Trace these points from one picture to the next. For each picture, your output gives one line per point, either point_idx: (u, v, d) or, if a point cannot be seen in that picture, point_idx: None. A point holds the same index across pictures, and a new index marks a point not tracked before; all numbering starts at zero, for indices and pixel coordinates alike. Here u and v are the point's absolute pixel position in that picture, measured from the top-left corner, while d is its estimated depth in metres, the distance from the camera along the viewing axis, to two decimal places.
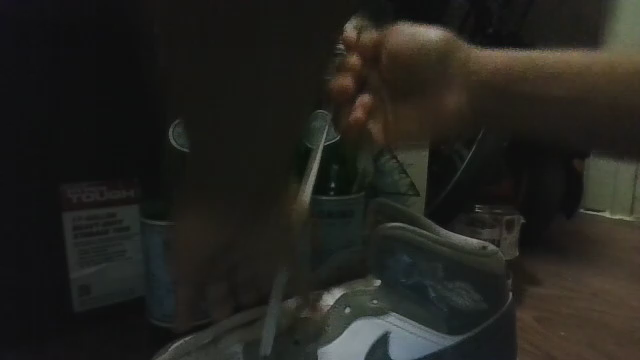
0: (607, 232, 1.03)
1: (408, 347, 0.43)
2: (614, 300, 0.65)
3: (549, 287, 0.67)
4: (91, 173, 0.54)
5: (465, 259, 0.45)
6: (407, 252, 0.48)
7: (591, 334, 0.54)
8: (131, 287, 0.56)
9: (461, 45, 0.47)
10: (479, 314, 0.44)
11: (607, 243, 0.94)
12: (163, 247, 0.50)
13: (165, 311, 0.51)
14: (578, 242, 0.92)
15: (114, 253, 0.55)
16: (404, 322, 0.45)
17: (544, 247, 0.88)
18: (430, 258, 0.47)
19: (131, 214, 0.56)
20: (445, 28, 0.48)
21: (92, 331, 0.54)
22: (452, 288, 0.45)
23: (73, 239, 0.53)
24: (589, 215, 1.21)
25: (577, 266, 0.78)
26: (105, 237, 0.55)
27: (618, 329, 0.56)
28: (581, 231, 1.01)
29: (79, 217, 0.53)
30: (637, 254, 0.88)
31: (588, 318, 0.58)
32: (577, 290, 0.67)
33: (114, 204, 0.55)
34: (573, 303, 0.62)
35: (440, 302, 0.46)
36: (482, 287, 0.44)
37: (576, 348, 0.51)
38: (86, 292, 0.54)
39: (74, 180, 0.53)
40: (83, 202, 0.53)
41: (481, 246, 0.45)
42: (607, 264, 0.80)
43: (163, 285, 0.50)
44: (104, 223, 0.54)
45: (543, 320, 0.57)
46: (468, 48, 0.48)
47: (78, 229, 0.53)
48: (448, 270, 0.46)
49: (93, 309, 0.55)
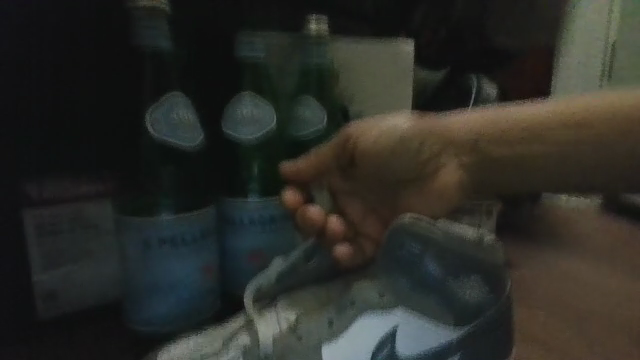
0: (566, 219, 1.09)
1: (416, 340, 0.41)
2: (581, 286, 0.69)
3: (522, 272, 0.72)
4: (57, 166, 0.49)
5: (476, 253, 0.41)
6: (419, 249, 0.41)
7: (567, 317, 0.58)
8: (104, 291, 0.52)
9: (434, 138, 0.46)
10: (482, 307, 0.41)
11: (563, 229, 1.00)
12: (145, 247, 0.46)
13: (147, 315, 0.47)
14: (538, 227, 0.98)
15: (84, 255, 0.50)
16: (414, 319, 0.41)
17: (515, 232, 0.92)
18: (439, 254, 0.41)
19: (103, 211, 0.51)
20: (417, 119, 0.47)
21: (57, 347, 0.48)
22: (464, 284, 0.41)
23: (36, 239, 0.47)
24: (549, 199, 1.28)
25: (544, 254, 0.81)
26: (73, 236, 0.49)
27: (585, 320, 0.58)
28: (544, 216, 1.07)
29: (40, 213, 0.47)
30: (601, 243, 0.92)
31: (557, 308, 0.61)
32: (545, 276, 0.72)
33: (83, 200, 0.50)
34: (543, 293, 0.65)
35: (452, 300, 0.41)
36: (489, 279, 0.41)
37: (550, 338, 0.53)
38: (52, 299, 0.48)
39: (38, 175, 0.48)
40: (45, 196, 0.48)
41: (478, 236, 0.41)
42: (569, 251, 0.86)
43: (143, 288, 0.47)
44: (70, 221, 0.49)
45: (523, 305, 0.61)
46: (445, 138, 0.46)
47: (41, 227, 0.47)
48: (460, 265, 0.40)
49: (59, 316, 0.49)
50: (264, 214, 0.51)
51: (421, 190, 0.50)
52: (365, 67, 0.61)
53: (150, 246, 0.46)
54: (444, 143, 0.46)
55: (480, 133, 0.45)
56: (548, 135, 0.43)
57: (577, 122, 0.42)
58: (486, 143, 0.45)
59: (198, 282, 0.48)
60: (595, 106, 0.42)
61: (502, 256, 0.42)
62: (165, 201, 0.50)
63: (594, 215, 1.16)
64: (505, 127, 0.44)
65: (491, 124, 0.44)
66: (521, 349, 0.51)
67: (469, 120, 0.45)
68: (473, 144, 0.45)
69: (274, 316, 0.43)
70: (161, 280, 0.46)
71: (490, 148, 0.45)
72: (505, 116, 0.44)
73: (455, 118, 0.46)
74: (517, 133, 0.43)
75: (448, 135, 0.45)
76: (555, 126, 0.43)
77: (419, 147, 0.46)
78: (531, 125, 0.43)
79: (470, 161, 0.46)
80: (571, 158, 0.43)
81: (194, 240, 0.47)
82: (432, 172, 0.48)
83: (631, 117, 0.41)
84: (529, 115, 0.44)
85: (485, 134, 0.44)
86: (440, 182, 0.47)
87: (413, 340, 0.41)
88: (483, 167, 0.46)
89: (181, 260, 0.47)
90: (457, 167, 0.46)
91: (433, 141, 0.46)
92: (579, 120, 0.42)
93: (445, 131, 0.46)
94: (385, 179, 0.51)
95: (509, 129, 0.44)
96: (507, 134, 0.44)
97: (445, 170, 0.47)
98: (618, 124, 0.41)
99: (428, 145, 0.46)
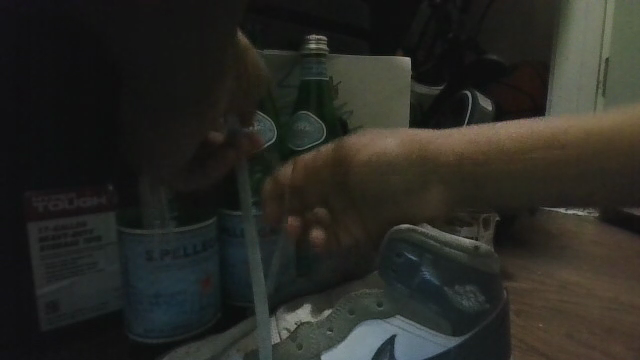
0: (562, 230, 1.10)
1: (414, 346, 0.41)
2: (579, 293, 0.71)
3: (521, 281, 0.73)
4: (62, 178, 0.49)
5: (472, 262, 0.40)
6: (416, 257, 0.41)
7: (567, 325, 0.60)
8: (103, 301, 0.53)
9: (426, 151, 0.40)
10: (480, 315, 0.41)
11: (562, 240, 1.02)
12: (146, 259, 0.46)
13: (147, 326, 0.47)
14: (537, 238, 1.00)
15: (85, 266, 0.51)
16: (412, 326, 0.42)
17: (509, 245, 0.93)
18: (437, 262, 0.41)
19: (104, 223, 0.52)
20: (408, 139, 0.42)
21: (60, 350, 0.49)
22: (459, 292, 0.41)
23: (39, 251, 0.48)
24: (546, 211, 1.30)
25: (540, 265, 0.82)
26: (75, 249, 0.50)
27: (584, 329, 0.59)
28: (539, 229, 1.08)
29: (46, 227, 0.48)
30: (596, 254, 0.94)
31: (557, 318, 0.61)
32: (543, 286, 0.72)
33: (85, 212, 0.51)
34: (542, 303, 0.66)
35: (449, 306, 0.41)
36: (485, 288, 0.41)
37: (551, 348, 0.54)
38: (54, 309, 0.49)
39: (41, 187, 0.48)
40: (49, 211, 0.48)
41: (474, 246, 0.40)
42: (567, 260, 0.87)
43: (144, 300, 0.46)
44: (74, 233, 0.50)
45: (521, 313, 0.62)
46: (438, 155, 0.40)
47: (44, 240, 0.48)
48: (458, 274, 0.41)
49: (61, 327, 0.50)
50: (199, 242, 0.48)
51: (417, 199, 0.42)
52: (356, 85, 0.67)
53: (151, 258, 0.46)
54: (431, 163, 0.40)
55: (462, 156, 0.39)
56: (530, 153, 0.37)
57: (534, 146, 0.37)
58: (466, 164, 0.39)
59: (199, 294, 0.48)
60: (542, 130, 0.37)
61: (496, 261, 0.42)
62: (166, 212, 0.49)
63: (591, 226, 1.18)
64: (495, 145, 0.38)
65: (476, 150, 0.38)
66: (520, 355, 0.51)
67: (454, 142, 0.40)
68: (454, 167, 0.39)
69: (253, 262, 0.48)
70: (161, 293, 0.46)
71: (468, 168, 0.39)
72: (485, 133, 0.39)
73: (444, 133, 0.41)
74: (491, 155, 0.38)
75: (435, 152, 0.40)
76: (501, 149, 0.38)
77: (416, 157, 0.41)
78: (488, 141, 0.38)
79: (439, 186, 0.40)
80: (566, 169, 0.36)
81: (193, 251, 0.47)
82: (422, 197, 0.42)
83: (548, 141, 0.37)
84: (512, 135, 0.38)
85: (470, 157, 0.39)
86: (423, 201, 0.42)
87: (412, 347, 0.41)
88: (468, 180, 0.39)
89: (181, 273, 0.47)
90: (443, 194, 0.41)
91: (423, 162, 0.40)
92: (537, 143, 0.37)
93: (401, 160, 0.41)
94: (348, 188, 0.44)
95: (485, 151, 0.38)
96: (481, 153, 0.38)
97: (433, 188, 0.41)
98: (532, 148, 0.37)
99: (417, 168, 0.40)
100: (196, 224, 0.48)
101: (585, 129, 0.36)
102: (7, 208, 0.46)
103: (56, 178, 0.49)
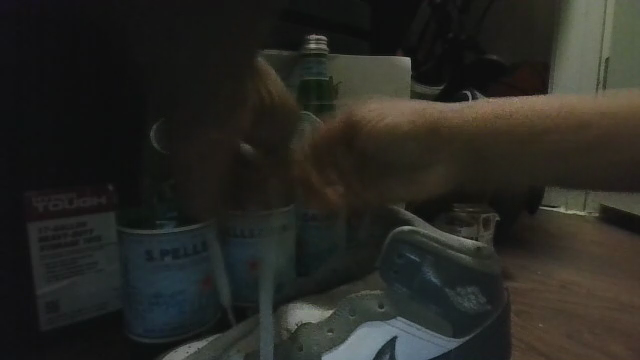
0: (562, 230, 1.10)
1: (414, 347, 0.41)
2: (579, 294, 0.71)
3: (521, 282, 0.73)
4: (62, 178, 0.49)
5: (473, 263, 0.41)
6: (417, 257, 0.41)
7: (567, 325, 0.60)
8: (103, 301, 0.53)
9: (436, 127, 0.38)
10: (481, 316, 0.42)
11: (563, 240, 1.01)
12: (147, 259, 0.46)
13: (147, 326, 0.47)
14: (537, 238, 1.00)
15: (85, 266, 0.51)
16: (412, 327, 0.41)
17: (509, 245, 0.93)
18: (439, 263, 0.41)
19: (104, 223, 0.52)
20: (407, 113, 0.39)
21: (60, 350, 0.49)
22: (461, 293, 0.41)
23: (39, 251, 0.48)
24: (546, 212, 1.30)
25: (540, 265, 0.82)
26: (75, 248, 0.50)
27: (583, 328, 0.59)
28: (539, 229, 1.08)
29: (46, 227, 0.48)
30: (596, 254, 0.94)
31: (557, 318, 0.61)
32: (542, 286, 0.72)
33: (85, 212, 0.51)
34: (542, 304, 0.66)
35: (450, 307, 0.41)
36: (486, 290, 0.42)
37: (551, 348, 0.54)
38: (54, 309, 0.49)
39: (41, 187, 0.48)
40: (49, 211, 0.48)
41: (475, 247, 0.42)
42: (567, 260, 0.87)
43: (144, 299, 0.46)
44: (74, 233, 0.50)
45: (521, 313, 0.62)
46: (446, 130, 0.37)
47: (44, 240, 0.48)
48: (460, 274, 0.41)
49: (61, 327, 0.50)
50: (198, 243, 0.47)
51: (425, 178, 0.40)
52: (356, 86, 0.67)
53: (152, 258, 0.46)
54: (442, 139, 0.37)
55: (470, 130, 0.37)
56: (534, 134, 0.36)
57: (532, 119, 0.36)
58: (478, 141, 0.37)
59: (199, 295, 0.48)
60: (541, 109, 0.36)
61: (496, 261, 0.43)
62: (165, 212, 0.49)
63: (592, 226, 1.18)
64: (498, 124, 0.36)
65: (489, 121, 0.37)
66: (519, 356, 0.51)
67: (458, 118, 0.38)
68: (457, 144, 0.37)
69: (259, 250, 0.51)
70: (162, 292, 0.46)
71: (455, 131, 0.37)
72: (495, 110, 0.37)
73: (447, 105, 0.39)
74: (507, 129, 0.36)
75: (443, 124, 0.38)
76: (503, 121, 0.36)
77: (422, 133, 0.38)
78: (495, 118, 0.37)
79: (447, 162, 0.38)
80: (566, 149, 0.35)
81: (193, 251, 0.47)
82: (426, 171, 0.39)
83: (555, 122, 0.36)
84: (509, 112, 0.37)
85: (489, 131, 0.36)
86: (423, 182, 0.40)
87: (412, 347, 0.41)
88: (473, 160, 0.37)
89: (182, 273, 0.47)
90: (443, 175, 0.39)
91: (430, 139, 0.38)
92: (534, 118, 0.36)
93: (410, 130, 0.38)
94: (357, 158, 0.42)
95: (493, 126, 0.36)
96: (491, 125, 0.36)
97: (435, 166, 0.39)
98: (537, 128, 0.36)
99: (410, 147, 0.38)
100: (196, 224, 0.47)
101: (583, 112, 0.35)
102: (7, 207, 0.46)
103: (56, 179, 0.49)
